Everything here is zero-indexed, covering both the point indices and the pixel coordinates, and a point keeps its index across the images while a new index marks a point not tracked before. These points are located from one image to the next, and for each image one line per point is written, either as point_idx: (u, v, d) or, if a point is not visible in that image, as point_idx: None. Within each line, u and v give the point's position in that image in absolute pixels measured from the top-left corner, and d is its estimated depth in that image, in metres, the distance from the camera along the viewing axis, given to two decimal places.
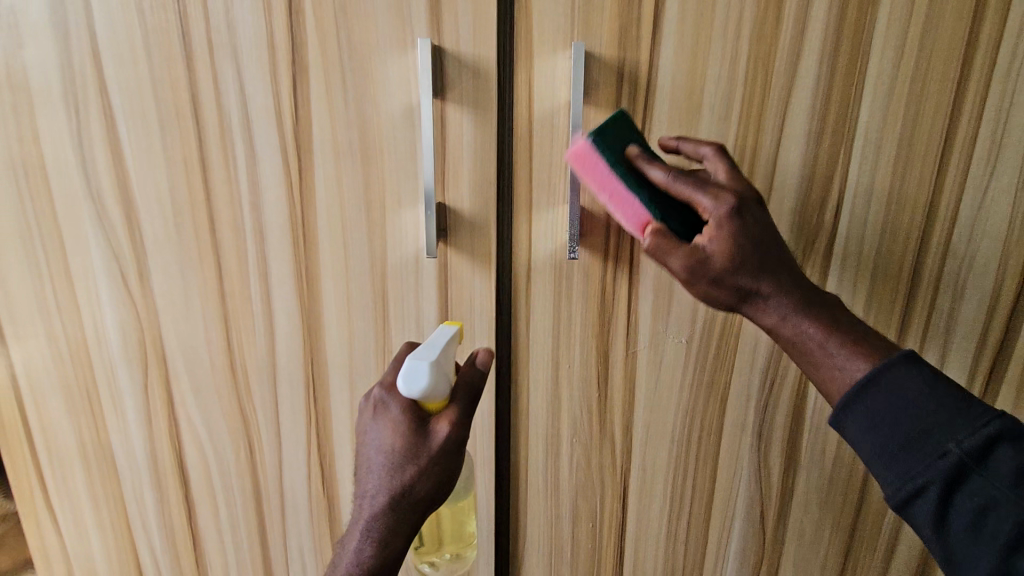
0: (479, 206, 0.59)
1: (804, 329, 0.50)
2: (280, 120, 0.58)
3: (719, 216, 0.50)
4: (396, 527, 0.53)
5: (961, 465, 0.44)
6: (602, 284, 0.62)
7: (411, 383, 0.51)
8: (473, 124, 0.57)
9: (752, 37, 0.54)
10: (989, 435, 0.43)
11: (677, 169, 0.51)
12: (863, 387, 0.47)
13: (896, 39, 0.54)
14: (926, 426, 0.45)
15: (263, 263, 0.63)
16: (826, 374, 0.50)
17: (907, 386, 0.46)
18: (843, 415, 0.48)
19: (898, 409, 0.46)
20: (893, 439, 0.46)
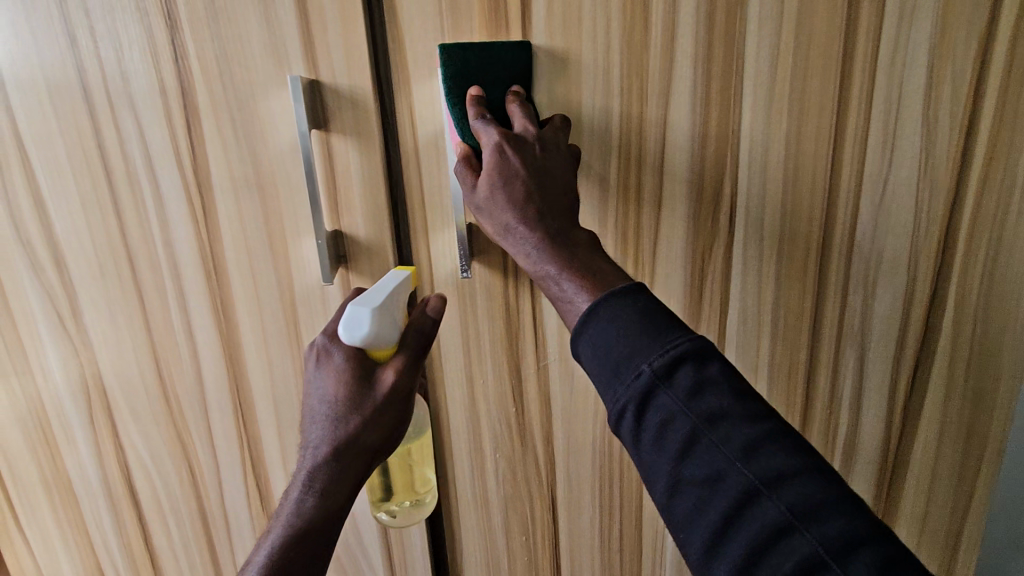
0: (374, 231, 0.61)
1: (545, 265, 0.49)
2: (179, 161, 0.60)
3: (488, 157, 0.50)
4: (339, 476, 0.55)
5: (648, 390, 0.42)
6: (505, 299, 0.63)
7: (353, 328, 0.51)
8: (358, 152, 0.58)
9: (622, 45, 0.54)
10: (679, 358, 0.42)
11: (486, 115, 0.52)
12: (587, 315, 0.45)
13: (770, 36, 0.53)
14: (634, 347, 0.43)
15: (181, 296, 0.66)
16: (564, 312, 0.48)
17: (618, 312, 0.44)
18: (574, 340, 0.46)
19: (608, 332, 0.44)
20: (604, 360, 0.44)
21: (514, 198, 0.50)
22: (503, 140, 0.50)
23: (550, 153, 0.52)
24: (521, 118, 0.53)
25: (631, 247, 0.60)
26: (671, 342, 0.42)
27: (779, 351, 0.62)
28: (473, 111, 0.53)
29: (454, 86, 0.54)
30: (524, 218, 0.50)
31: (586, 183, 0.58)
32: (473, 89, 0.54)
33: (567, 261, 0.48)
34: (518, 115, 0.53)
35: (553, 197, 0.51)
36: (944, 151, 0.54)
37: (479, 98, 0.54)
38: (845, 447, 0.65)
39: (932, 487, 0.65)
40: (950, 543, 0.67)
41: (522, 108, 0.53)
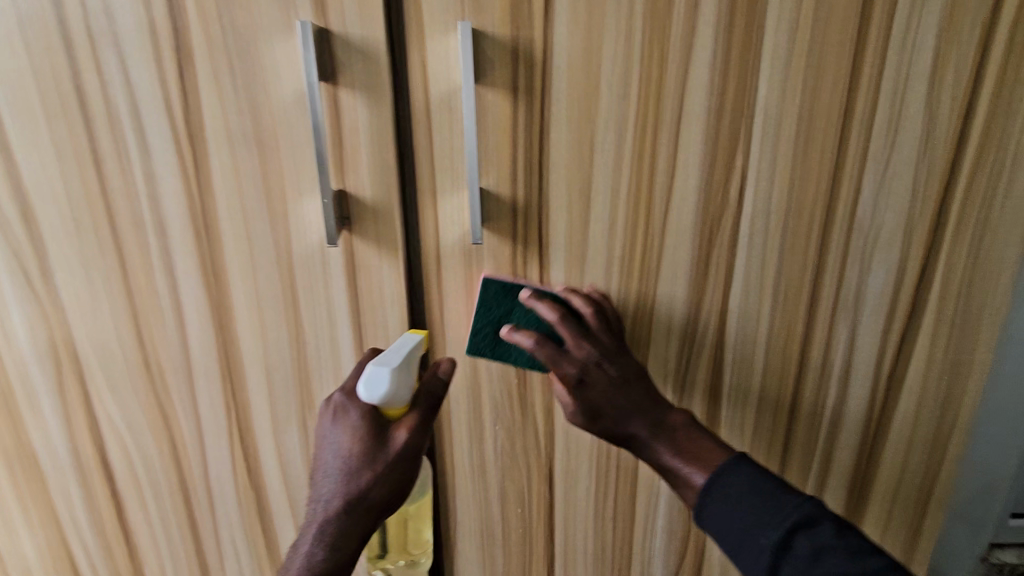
0: (380, 192, 0.58)
1: (636, 429, 0.60)
2: (170, 111, 0.56)
3: (566, 368, 0.59)
4: (348, 529, 0.55)
5: (776, 560, 0.52)
6: (512, 268, 0.62)
7: (372, 386, 0.54)
8: (368, 108, 0.56)
9: (645, 11, 0.53)
10: (794, 525, 0.52)
11: (536, 334, 0.59)
12: (707, 488, 0.56)
13: (791, 9, 0.53)
14: (756, 509, 0.54)
15: (167, 257, 0.62)
16: (671, 477, 0.59)
17: (732, 489, 0.55)
18: (703, 499, 0.56)
19: (727, 522, 0.54)
20: (728, 534, 0.54)
21: (611, 400, 0.60)
22: (578, 348, 0.59)
23: (605, 331, 0.60)
24: (574, 338, 0.58)
25: (641, 220, 0.60)
26: (786, 512, 0.53)
27: (776, 324, 0.64)
28: (519, 336, 0.59)
29: (497, 344, 0.63)
30: (611, 409, 0.60)
31: (601, 153, 0.58)
32: (503, 329, 0.60)
33: (676, 450, 0.58)
34: (564, 330, 0.58)
35: (632, 373, 0.60)
36: (943, 134, 0.56)
37: (517, 329, 0.60)
38: (831, 416, 0.68)
39: (909, 451, 0.69)
40: (919, 502, 0.71)
41: (541, 304, 0.58)
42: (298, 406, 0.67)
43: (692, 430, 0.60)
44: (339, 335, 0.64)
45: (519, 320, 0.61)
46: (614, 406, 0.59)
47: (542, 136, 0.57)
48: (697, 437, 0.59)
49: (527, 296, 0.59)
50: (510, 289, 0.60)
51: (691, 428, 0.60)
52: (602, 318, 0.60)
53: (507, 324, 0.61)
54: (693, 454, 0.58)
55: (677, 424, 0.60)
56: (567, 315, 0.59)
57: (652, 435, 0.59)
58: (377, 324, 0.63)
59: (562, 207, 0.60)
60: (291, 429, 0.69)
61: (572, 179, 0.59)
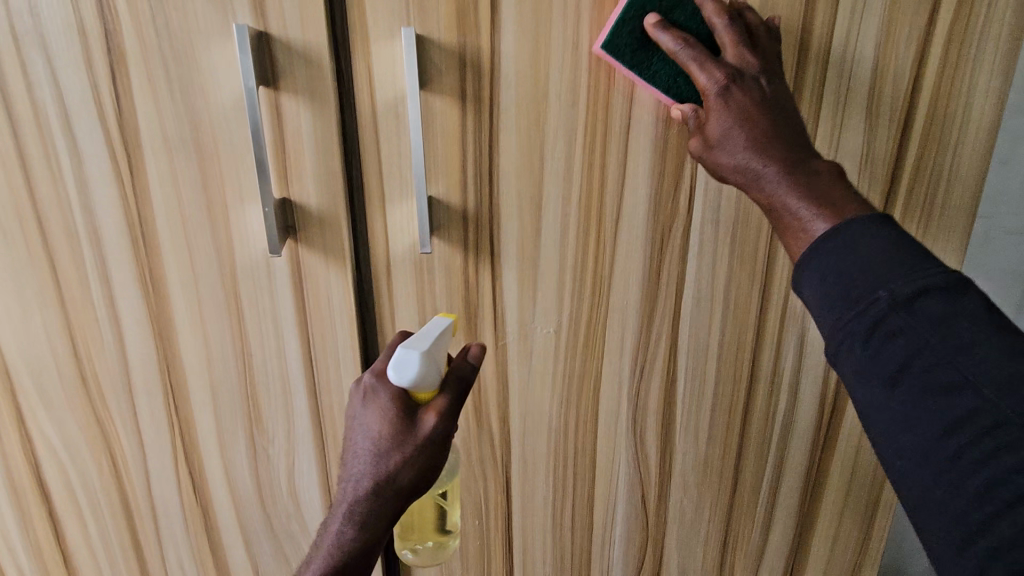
0: (326, 201, 0.57)
1: (760, 167, 0.48)
2: (103, 116, 0.54)
3: (709, 81, 0.49)
4: (376, 512, 0.53)
5: (890, 309, 0.40)
6: (464, 277, 0.61)
7: (402, 369, 0.49)
8: (311, 115, 0.54)
9: (592, 20, 0.53)
10: (927, 286, 0.40)
11: (684, 38, 0.50)
12: (825, 236, 0.44)
13: (735, 20, 0.53)
14: (872, 251, 0.42)
15: (103, 268, 0.59)
16: (786, 224, 0.47)
17: (860, 238, 0.42)
18: (806, 259, 0.45)
19: (841, 256, 0.43)
20: (831, 283, 0.43)
21: (749, 140, 0.48)
22: (716, 72, 0.49)
23: (778, 91, 0.50)
24: (733, 44, 0.49)
25: (592, 228, 0.60)
26: (919, 270, 0.41)
27: (728, 332, 0.64)
28: (665, 36, 0.50)
29: (641, 48, 0.52)
30: (745, 145, 0.48)
31: (551, 161, 0.58)
32: (650, 16, 0.51)
33: (805, 190, 0.47)
34: (725, 34, 0.50)
35: (775, 128, 0.49)
36: (884, 147, 0.57)
37: (662, 24, 0.50)
38: (783, 422, 0.68)
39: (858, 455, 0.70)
40: (869, 505, 0.72)
41: (668, 32, 0.50)
42: (245, 420, 0.65)
43: (836, 185, 0.47)
44: (287, 346, 0.62)
45: (674, 21, 0.51)
46: (761, 112, 0.49)
47: (491, 145, 0.57)
48: (838, 190, 0.47)
49: (654, 22, 0.50)
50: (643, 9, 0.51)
51: (835, 184, 0.47)
52: (758, 52, 0.51)
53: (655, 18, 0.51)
54: (827, 200, 0.46)
55: (817, 167, 0.48)
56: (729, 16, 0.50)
57: (785, 152, 0.48)
58: (326, 335, 0.62)
59: (513, 216, 0.59)
60: (239, 444, 0.66)
61: (522, 188, 0.58)
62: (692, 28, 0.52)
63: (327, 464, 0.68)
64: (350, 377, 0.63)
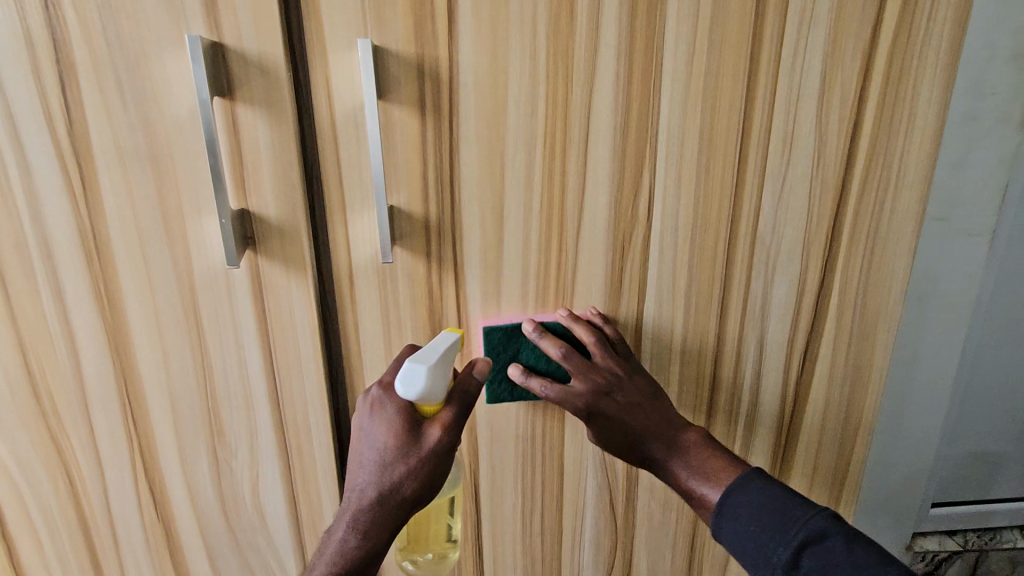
0: (285, 212, 0.57)
1: (638, 421, 0.61)
2: (52, 128, 0.53)
3: (580, 378, 0.60)
4: (379, 520, 0.53)
5: (788, 572, 0.52)
6: (428, 286, 0.61)
7: (409, 382, 0.52)
8: (268, 125, 0.54)
9: (548, 32, 0.54)
10: (805, 542, 0.52)
11: (563, 344, 0.60)
12: (719, 511, 0.57)
13: (688, 32, 0.55)
14: (769, 529, 0.54)
15: (55, 282, 0.58)
16: (695, 496, 0.60)
17: (740, 507, 0.56)
18: (715, 526, 0.57)
19: (739, 529, 0.55)
20: (744, 543, 0.55)
21: (639, 417, 0.61)
22: (577, 356, 0.60)
23: (634, 378, 0.62)
24: (597, 347, 0.61)
25: (554, 236, 0.61)
26: (794, 525, 0.53)
27: (690, 336, 0.65)
28: (544, 340, 0.60)
29: (512, 381, 0.65)
30: (627, 414, 0.61)
31: (511, 171, 0.58)
32: (527, 324, 0.61)
33: (692, 467, 0.60)
34: (575, 368, 0.60)
35: (653, 415, 0.61)
36: (834, 153, 0.59)
37: (539, 328, 0.61)
38: (747, 421, 0.70)
39: (818, 454, 0.72)
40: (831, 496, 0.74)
41: (548, 339, 0.60)
42: (207, 434, 0.64)
43: (702, 447, 0.61)
44: (248, 359, 0.61)
45: (525, 359, 0.64)
46: (624, 379, 0.61)
47: (451, 155, 0.57)
48: (708, 452, 0.61)
49: (532, 330, 0.61)
50: (512, 331, 0.62)
51: (701, 446, 0.61)
52: (609, 346, 0.62)
53: (516, 362, 0.63)
54: (706, 470, 0.60)
55: (691, 443, 0.61)
56: (572, 319, 0.62)
57: (669, 455, 0.61)
58: (288, 346, 0.61)
59: (475, 224, 0.60)
60: (201, 459, 0.65)
61: (484, 198, 0.59)
62: (553, 325, 0.62)
63: (292, 477, 0.67)
64: (314, 387, 0.63)
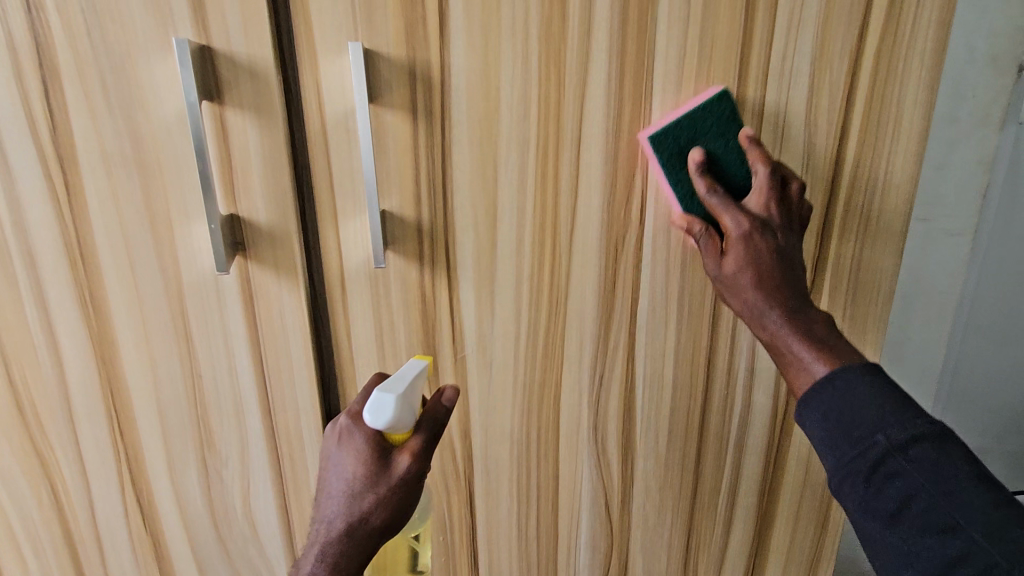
0: (276, 216, 0.56)
1: (753, 298, 0.57)
2: (35, 133, 0.52)
3: (733, 224, 0.56)
4: (348, 550, 0.55)
5: (884, 457, 0.49)
6: (421, 290, 0.61)
7: (377, 412, 0.52)
8: (258, 129, 0.53)
9: (540, 35, 0.54)
10: (918, 438, 0.48)
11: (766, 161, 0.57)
12: (823, 380, 0.53)
13: (679, 36, 0.55)
14: (879, 414, 0.50)
15: (39, 290, 0.57)
16: (793, 371, 0.56)
17: (854, 382, 0.51)
18: (806, 400, 0.53)
19: (839, 397, 0.51)
20: (833, 424, 0.51)
21: (756, 280, 0.56)
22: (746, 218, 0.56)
23: (789, 237, 0.58)
24: (761, 189, 0.57)
25: (547, 239, 0.60)
26: (915, 416, 0.49)
27: (683, 338, 0.65)
28: (702, 181, 0.57)
29: (683, 179, 0.59)
30: (745, 248, 0.56)
31: (504, 174, 0.58)
32: (696, 153, 0.57)
33: (809, 339, 0.55)
34: (717, 207, 0.57)
35: (776, 265, 0.57)
36: (822, 154, 0.60)
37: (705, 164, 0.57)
38: (739, 423, 0.70)
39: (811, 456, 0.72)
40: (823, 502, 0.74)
41: (703, 178, 0.57)
42: (196, 444, 0.63)
43: (836, 334, 0.57)
44: (238, 366, 0.60)
45: (714, 149, 0.58)
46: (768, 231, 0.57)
47: (443, 158, 0.57)
48: (840, 341, 0.56)
49: (696, 159, 0.57)
50: (687, 144, 0.58)
51: (834, 331, 0.57)
52: (783, 207, 0.58)
53: (694, 151, 0.58)
54: (833, 351, 0.55)
55: (817, 321, 0.57)
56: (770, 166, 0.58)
57: (790, 315, 0.56)
58: (280, 352, 0.60)
59: (468, 228, 0.59)
60: (190, 469, 0.64)
61: (476, 201, 0.59)
62: (717, 151, 0.58)
63: (284, 486, 0.66)
64: (306, 394, 0.62)
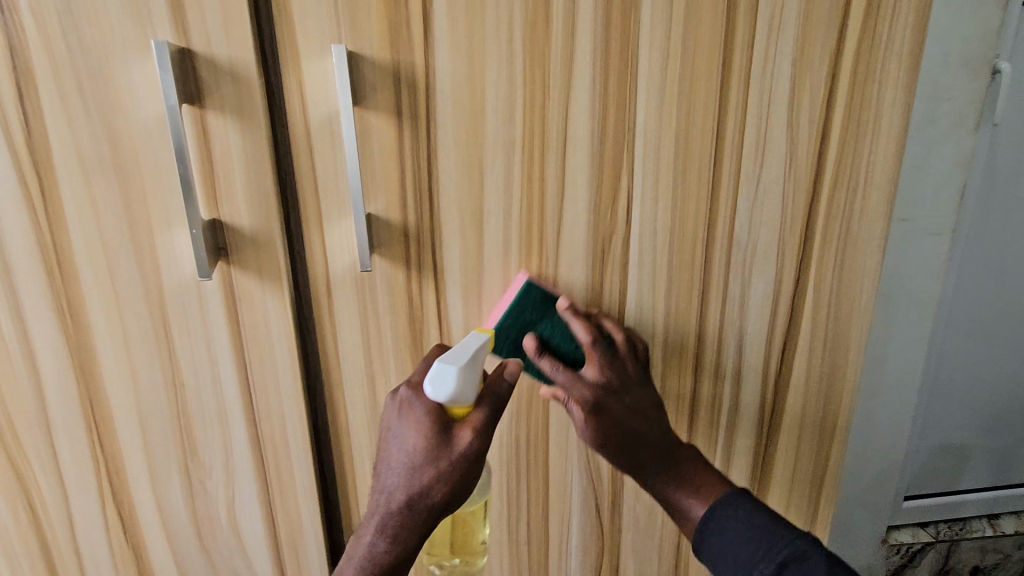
0: (259, 221, 0.55)
1: (642, 458, 0.62)
2: (10, 139, 0.51)
3: (569, 386, 0.60)
4: (409, 524, 0.53)
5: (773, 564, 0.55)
6: (407, 294, 0.60)
7: (437, 385, 0.51)
8: (240, 133, 0.53)
9: (524, 38, 0.54)
10: (786, 563, 0.55)
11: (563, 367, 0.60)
12: (707, 517, 0.60)
13: (662, 39, 0.55)
14: (754, 537, 0.57)
15: (14, 298, 0.55)
16: (680, 506, 0.62)
17: (726, 524, 0.59)
18: (700, 538, 0.60)
19: (727, 541, 0.58)
20: (729, 549, 0.58)
21: (614, 453, 0.62)
22: (583, 392, 0.60)
23: (631, 385, 0.61)
24: (597, 365, 0.60)
25: (534, 241, 0.60)
26: (782, 538, 0.56)
27: (671, 338, 0.66)
28: (543, 361, 0.60)
29: (517, 347, 0.62)
30: (650, 455, 0.62)
31: (490, 177, 0.58)
32: (528, 340, 0.60)
33: (698, 493, 0.61)
34: (593, 355, 0.60)
35: (632, 451, 0.62)
36: (805, 155, 0.60)
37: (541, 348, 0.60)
38: (727, 421, 0.70)
39: (798, 453, 0.73)
40: (811, 498, 0.75)
41: (547, 358, 0.60)
42: (179, 454, 0.62)
43: (710, 481, 0.62)
44: (222, 374, 0.59)
45: (543, 331, 0.61)
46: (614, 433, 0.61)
47: (429, 161, 0.57)
48: (710, 479, 0.62)
49: (532, 348, 0.60)
50: (549, 300, 0.60)
51: (713, 486, 0.62)
52: (617, 367, 0.61)
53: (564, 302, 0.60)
54: (698, 485, 0.62)
55: (685, 459, 0.63)
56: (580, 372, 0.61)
57: (658, 468, 0.62)
58: (264, 359, 0.59)
59: (455, 231, 0.59)
60: (173, 480, 0.63)
61: (463, 204, 0.58)
62: (551, 335, 0.61)
63: (270, 496, 0.65)
64: (291, 401, 0.61)
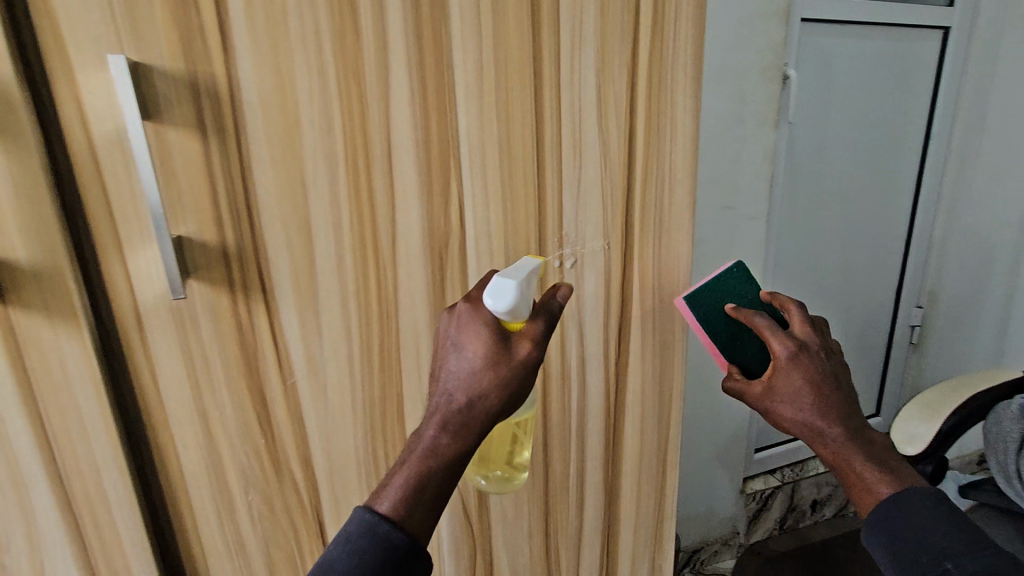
0: (39, 254, 0.49)
1: (832, 429, 0.62)
2: None
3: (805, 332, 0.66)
4: (471, 419, 0.57)
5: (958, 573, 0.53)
6: (235, 318, 0.57)
7: (498, 296, 0.57)
8: (4, 155, 0.46)
9: (334, 47, 0.53)
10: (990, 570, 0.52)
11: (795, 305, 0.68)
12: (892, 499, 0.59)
13: (474, 49, 0.58)
14: (931, 528, 0.56)
15: None
16: (858, 492, 0.62)
17: (924, 510, 0.57)
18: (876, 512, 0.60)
19: (906, 521, 0.57)
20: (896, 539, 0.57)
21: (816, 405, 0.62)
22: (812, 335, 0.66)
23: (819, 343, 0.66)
24: (800, 325, 0.66)
25: (370, 252, 0.60)
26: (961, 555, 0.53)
27: None
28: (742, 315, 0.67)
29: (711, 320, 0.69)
30: (868, 447, 0.62)
31: (313, 189, 0.56)
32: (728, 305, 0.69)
33: (866, 457, 0.61)
34: (797, 318, 0.66)
35: (839, 397, 0.63)
36: (617, 155, 0.66)
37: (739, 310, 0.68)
38: (578, 407, 0.74)
39: (643, 427, 0.78)
40: (659, 465, 0.81)
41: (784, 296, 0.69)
42: None
43: (870, 442, 0.63)
44: (10, 431, 0.52)
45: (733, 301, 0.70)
46: (824, 413, 0.62)
47: (243, 176, 0.54)
48: (865, 443, 0.62)
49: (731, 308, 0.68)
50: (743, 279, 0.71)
51: (853, 443, 0.62)
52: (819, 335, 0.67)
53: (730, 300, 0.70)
54: (876, 454, 0.62)
55: (871, 432, 0.64)
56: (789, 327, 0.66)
57: (851, 437, 0.62)
58: (64, 408, 0.52)
59: (282, 248, 0.57)
60: None
61: (285, 219, 0.56)
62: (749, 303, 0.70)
63: (91, 558, 0.58)
64: (105, 451, 0.54)
